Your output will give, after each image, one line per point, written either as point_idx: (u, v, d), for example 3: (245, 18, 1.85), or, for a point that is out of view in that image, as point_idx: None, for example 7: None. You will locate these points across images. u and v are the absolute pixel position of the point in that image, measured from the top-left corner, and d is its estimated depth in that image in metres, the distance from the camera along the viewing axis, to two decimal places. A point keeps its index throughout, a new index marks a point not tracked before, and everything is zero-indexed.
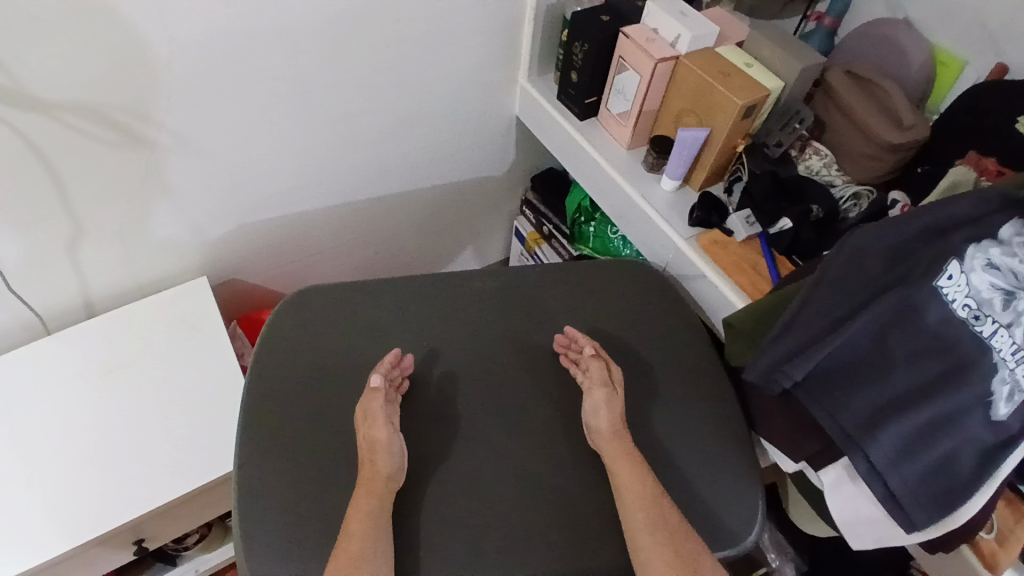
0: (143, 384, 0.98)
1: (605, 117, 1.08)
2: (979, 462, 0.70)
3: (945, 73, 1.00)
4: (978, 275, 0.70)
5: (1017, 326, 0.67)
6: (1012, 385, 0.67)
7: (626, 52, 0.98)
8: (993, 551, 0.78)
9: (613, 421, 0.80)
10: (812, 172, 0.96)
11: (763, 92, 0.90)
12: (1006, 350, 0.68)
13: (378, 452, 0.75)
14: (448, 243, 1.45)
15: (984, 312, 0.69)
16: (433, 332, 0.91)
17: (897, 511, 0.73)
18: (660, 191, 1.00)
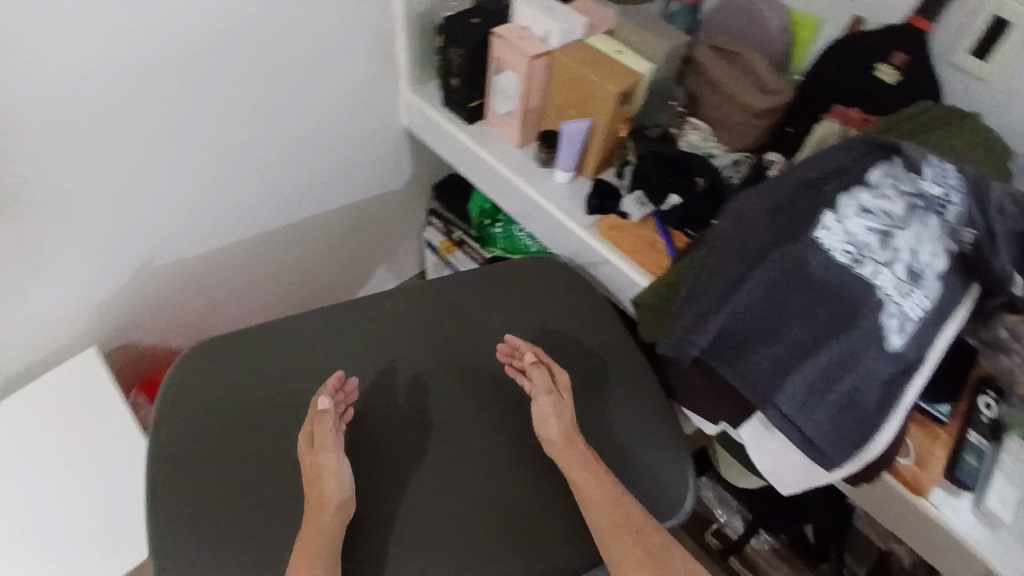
0: (46, 473, 0.96)
1: (493, 118, 1.08)
2: (881, 393, 0.75)
3: (804, 34, 1.00)
4: (853, 220, 0.74)
5: (894, 262, 0.73)
6: (899, 317, 0.73)
7: (500, 53, 0.98)
8: (915, 473, 0.79)
9: (564, 427, 0.80)
10: (694, 146, 0.97)
11: (636, 77, 0.92)
12: (890, 285, 0.73)
13: (325, 482, 0.73)
14: (360, 264, 1.42)
15: (864, 254, 0.73)
16: (346, 361, 0.89)
17: (817, 454, 0.76)
18: (554, 184, 1.02)
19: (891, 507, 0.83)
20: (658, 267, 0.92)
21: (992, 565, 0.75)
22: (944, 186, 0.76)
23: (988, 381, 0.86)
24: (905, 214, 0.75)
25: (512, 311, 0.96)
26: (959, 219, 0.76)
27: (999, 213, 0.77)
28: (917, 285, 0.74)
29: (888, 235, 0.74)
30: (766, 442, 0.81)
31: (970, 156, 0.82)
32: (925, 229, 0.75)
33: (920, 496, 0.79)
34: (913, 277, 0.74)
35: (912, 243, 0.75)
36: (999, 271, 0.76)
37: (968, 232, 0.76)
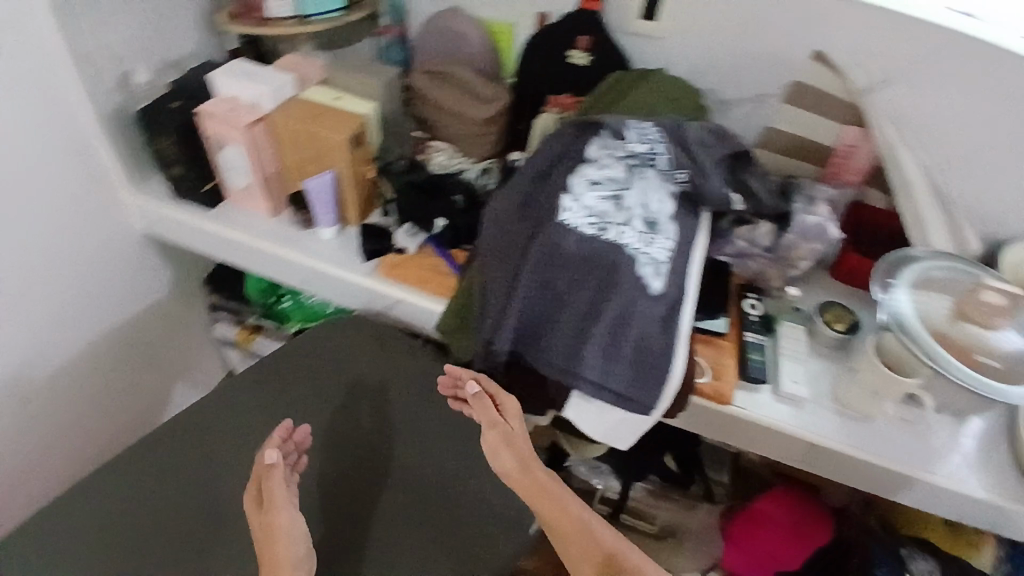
0: None
1: (235, 195, 1.02)
2: (662, 332, 0.81)
3: (502, 39, 1.04)
4: (586, 195, 0.83)
5: (630, 220, 0.82)
6: (650, 264, 0.82)
7: (214, 130, 0.93)
8: (715, 386, 0.84)
9: (518, 459, 0.80)
10: (444, 167, 1.00)
11: (359, 119, 0.92)
12: (633, 240, 0.82)
13: (276, 544, 0.73)
14: (157, 384, 1.29)
15: (606, 220, 0.82)
16: (162, 507, 0.83)
17: (631, 405, 0.81)
18: (323, 242, 0.98)
19: (713, 423, 0.88)
20: (447, 289, 0.93)
21: (813, 440, 0.82)
22: (650, 140, 0.85)
23: (748, 285, 0.94)
24: (627, 175, 0.84)
25: (323, 382, 0.97)
26: (672, 164, 0.85)
27: (703, 146, 0.85)
28: (656, 232, 0.83)
29: (618, 198, 0.83)
30: (583, 409, 0.85)
31: (666, 111, 0.92)
32: (647, 182, 0.84)
33: (726, 404, 0.85)
34: (650, 226, 0.83)
35: (640, 198, 0.84)
36: (722, 199, 0.83)
37: (684, 171, 0.84)
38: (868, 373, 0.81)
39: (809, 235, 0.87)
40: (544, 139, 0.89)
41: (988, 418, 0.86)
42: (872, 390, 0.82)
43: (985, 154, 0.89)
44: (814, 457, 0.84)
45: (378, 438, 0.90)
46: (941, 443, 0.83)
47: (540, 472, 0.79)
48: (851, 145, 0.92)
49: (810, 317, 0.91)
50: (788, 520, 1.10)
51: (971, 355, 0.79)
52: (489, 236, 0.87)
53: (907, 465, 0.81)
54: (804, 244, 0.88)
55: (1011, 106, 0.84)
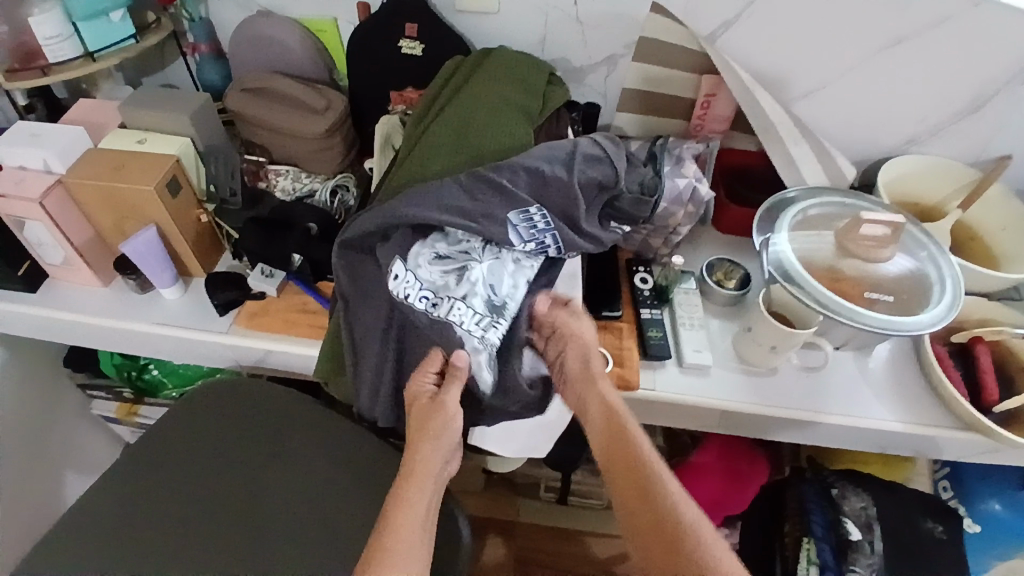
0: None
1: (58, 271, 0.88)
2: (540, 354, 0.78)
3: (328, 38, 0.95)
4: (423, 268, 0.70)
5: (470, 296, 0.69)
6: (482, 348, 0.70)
7: (4, 208, 0.79)
8: (619, 374, 0.80)
9: (588, 373, 0.73)
10: (291, 192, 0.91)
11: (171, 159, 0.81)
12: (467, 319, 0.69)
13: (422, 443, 0.70)
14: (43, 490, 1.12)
15: (442, 296, 0.70)
16: None
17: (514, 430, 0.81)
18: (169, 303, 0.87)
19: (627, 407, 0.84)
20: (319, 327, 0.84)
21: (720, 407, 0.81)
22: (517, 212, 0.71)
23: (634, 258, 0.91)
24: (482, 248, 0.71)
25: (205, 453, 0.88)
26: (529, 238, 0.71)
27: (587, 189, 0.74)
28: (500, 314, 0.70)
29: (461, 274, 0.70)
30: (490, 435, 0.80)
31: (519, 95, 0.85)
32: (501, 263, 0.71)
33: (632, 389, 0.80)
34: (495, 308, 0.70)
35: (488, 284, 0.70)
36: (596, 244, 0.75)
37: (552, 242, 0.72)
38: (764, 329, 0.79)
39: (682, 199, 0.84)
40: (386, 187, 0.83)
41: (887, 343, 0.88)
42: (770, 345, 0.79)
43: (837, 82, 0.87)
44: (730, 420, 0.84)
45: (281, 500, 0.85)
46: (846, 380, 0.84)
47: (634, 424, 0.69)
48: (710, 94, 0.91)
49: (700, 277, 0.90)
50: (726, 466, 1.05)
51: (859, 291, 0.78)
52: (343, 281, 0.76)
53: (818, 409, 0.81)
54: (681, 210, 0.85)
55: (852, 29, 0.82)
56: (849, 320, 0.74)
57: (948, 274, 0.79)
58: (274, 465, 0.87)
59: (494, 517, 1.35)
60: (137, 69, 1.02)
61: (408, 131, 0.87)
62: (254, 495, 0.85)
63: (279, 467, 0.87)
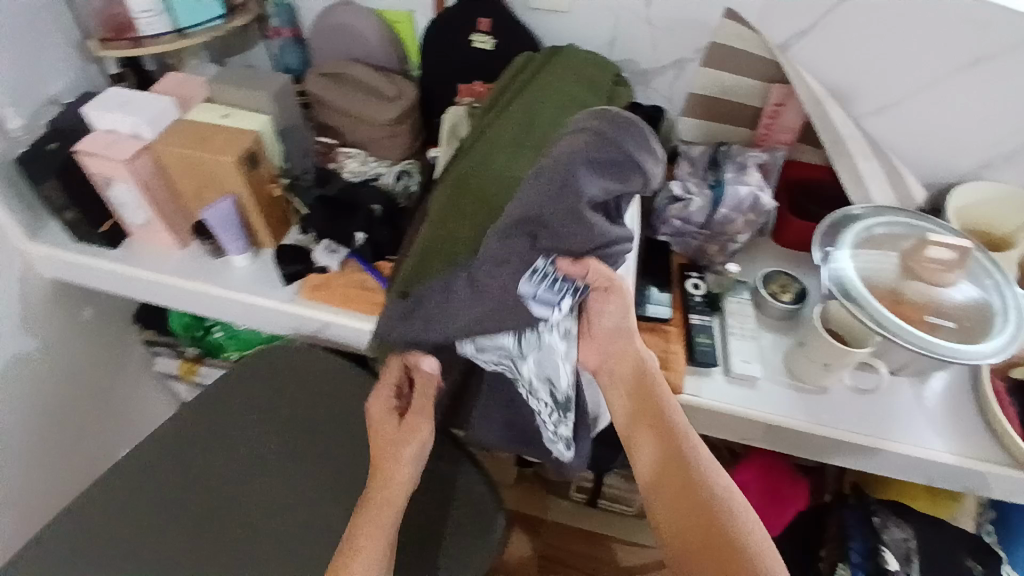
0: None
1: (138, 232, 0.94)
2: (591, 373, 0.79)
3: (404, 30, 0.98)
4: (486, 354, 0.70)
5: (535, 393, 0.72)
6: (559, 437, 0.76)
7: (97, 168, 0.85)
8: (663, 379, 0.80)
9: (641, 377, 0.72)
10: (358, 174, 0.94)
11: (251, 134, 0.85)
12: (545, 413, 0.74)
13: (393, 463, 0.73)
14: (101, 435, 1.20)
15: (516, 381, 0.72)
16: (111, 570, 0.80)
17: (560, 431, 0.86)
18: (237, 270, 0.92)
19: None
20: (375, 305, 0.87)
21: (767, 419, 0.80)
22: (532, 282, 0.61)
23: (688, 264, 0.91)
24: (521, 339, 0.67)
25: (252, 417, 0.93)
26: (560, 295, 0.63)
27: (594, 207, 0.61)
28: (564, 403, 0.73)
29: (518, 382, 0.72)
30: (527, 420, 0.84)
31: (586, 95, 0.87)
32: (550, 350, 0.68)
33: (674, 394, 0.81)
34: (558, 399, 0.72)
35: (547, 381, 0.71)
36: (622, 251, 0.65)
37: (577, 283, 0.64)
38: (819, 346, 0.78)
39: (743, 208, 0.84)
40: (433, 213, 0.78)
41: (944, 373, 0.85)
42: (823, 362, 0.78)
43: (911, 99, 0.85)
44: (772, 434, 0.82)
45: (321, 468, 0.88)
46: (898, 406, 0.82)
47: (683, 431, 0.69)
48: (778, 104, 0.90)
49: (754, 288, 0.89)
50: (764, 485, 1.03)
51: (920, 315, 0.76)
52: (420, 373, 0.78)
53: (864, 433, 0.79)
54: (741, 218, 0.85)
55: (929, 46, 0.80)
56: (909, 343, 0.72)
57: (1013, 304, 0.77)
58: (317, 434, 0.91)
59: (523, 511, 1.36)
60: (223, 49, 1.08)
61: (477, 121, 0.88)
62: (295, 461, 0.89)
63: (323, 435, 0.91)
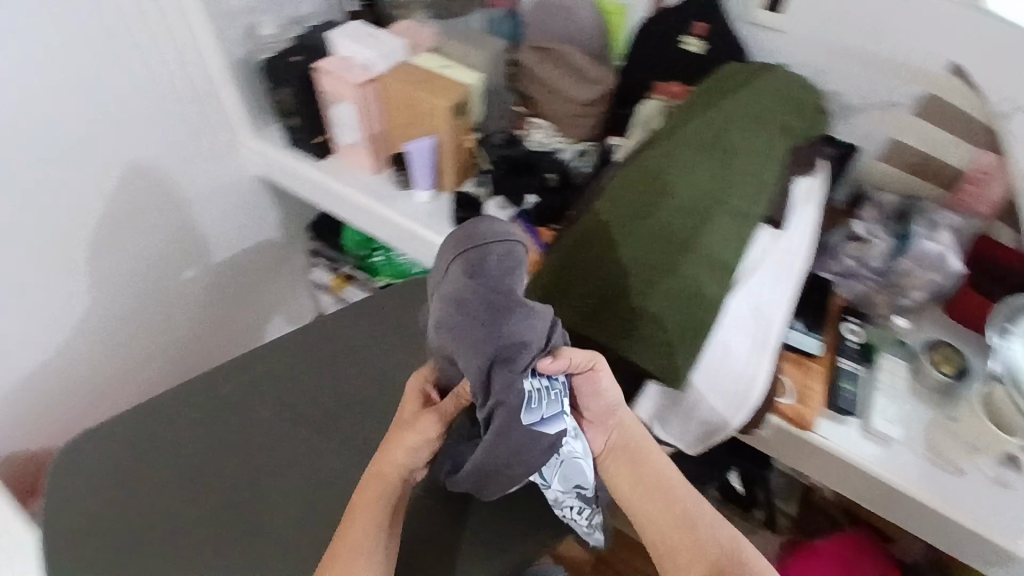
0: None
1: (341, 150, 1.06)
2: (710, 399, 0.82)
3: (615, 21, 1.04)
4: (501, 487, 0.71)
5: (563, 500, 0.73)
6: (593, 527, 0.79)
7: (330, 87, 0.97)
8: (796, 409, 0.81)
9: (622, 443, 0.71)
10: (540, 144, 0.98)
11: (466, 87, 0.93)
12: (572, 514, 0.76)
13: (394, 444, 0.70)
14: (250, 316, 1.37)
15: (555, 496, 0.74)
16: (247, 419, 0.91)
17: (678, 427, 0.88)
18: (417, 204, 1.02)
19: (789, 446, 0.84)
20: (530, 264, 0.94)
21: (892, 482, 0.77)
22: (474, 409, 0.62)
23: (848, 307, 0.90)
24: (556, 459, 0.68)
25: (383, 332, 1.01)
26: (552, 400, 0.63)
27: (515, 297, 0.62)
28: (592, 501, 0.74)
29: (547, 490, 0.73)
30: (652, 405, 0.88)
31: (785, 115, 0.88)
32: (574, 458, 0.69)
33: (806, 429, 0.80)
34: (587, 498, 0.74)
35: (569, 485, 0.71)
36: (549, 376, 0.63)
37: (559, 377, 0.64)
38: (971, 423, 0.76)
39: (928, 264, 0.82)
40: (604, 211, 0.85)
41: None
42: (972, 443, 0.76)
43: None
44: (885, 498, 0.79)
45: None
46: None
47: (688, 501, 0.69)
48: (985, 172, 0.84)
49: (913, 354, 0.86)
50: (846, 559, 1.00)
51: None
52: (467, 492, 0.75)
53: (997, 530, 0.73)
54: (921, 274, 0.83)
55: None
56: None
57: None
58: None
59: None
60: None
61: (672, 116, 0.91)
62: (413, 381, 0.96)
63: None
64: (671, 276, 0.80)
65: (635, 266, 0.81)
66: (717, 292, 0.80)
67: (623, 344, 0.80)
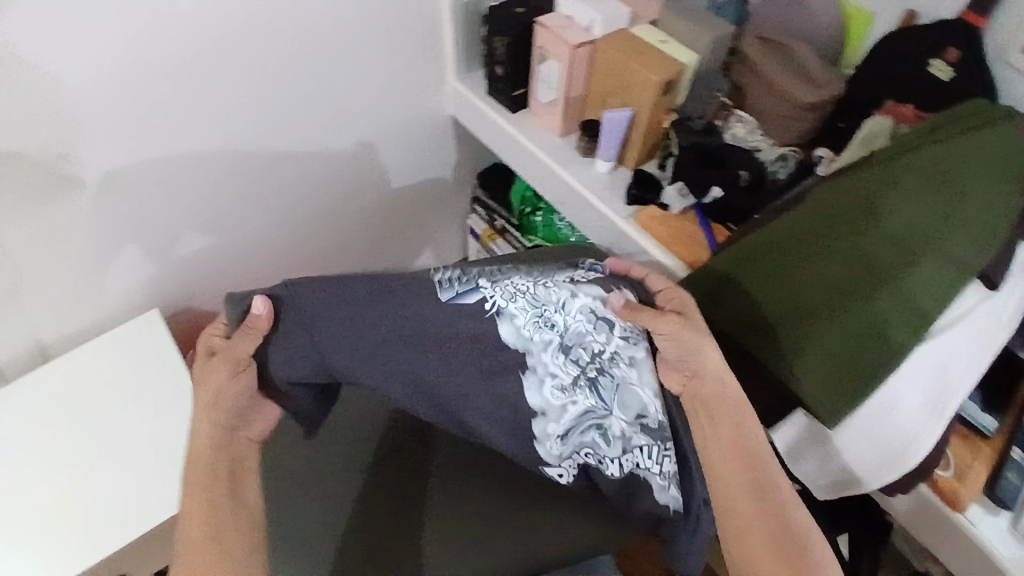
0: (90, 436, 0.96)
1: (536, 107, 1.09)
2: (861, 448, 0.80)
3: (855, 26, 1.00)
4: (555, 411, 0.73)
5: (627, 432, 0.73)
6: (669, 480, 0.74)
7: (544, 42, 0.99)
8: (954, 488, 0.79)
9: (721, 395, 0.73)
10: (739, 139, 0.95)
11: (679, 66, 0.92)
12: (643, 458, 0.74)
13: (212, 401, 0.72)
14: (405, 246, 1.45)
15: (603, 439, 0.74)
16: None
17: (816, 469, 0.85)
18: (596, 173, 1.02)
19: (922, 514, 0.83)
20: (694, 259, 0.92)
21: None
22: (453, 289, 0.72)
23: None
24: (614, 378, 0.73)
25: None
26: (608, 323, 0.73)
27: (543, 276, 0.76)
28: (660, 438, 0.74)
29: (594, 439, 0.74)
30: (796, 433, 0.85)
31: None
32: (635, 376, 0.73)
33: (956, 510, 0.79)
34: (654, 432, 0.73)
35: (626, 416, 0.73)
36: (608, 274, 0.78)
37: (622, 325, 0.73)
38: None
39: None
40: (799, 228, 0.82)
41: None
42: None
43: None
44: None
45: None
46: None
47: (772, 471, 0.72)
48: None
49: None
50: None
51: None
52: (518, 450, 0.73)
53: None
54: None
55: None
56: None
57: None
58: None
59: None
60: None
61: (901, 140, 0.83)
62: None
63: None
64: (857, 309, 0.76)
65: (821, 292, 0.78)
66: (908, 337, 0.75)
67: (787, 363, 0.78)
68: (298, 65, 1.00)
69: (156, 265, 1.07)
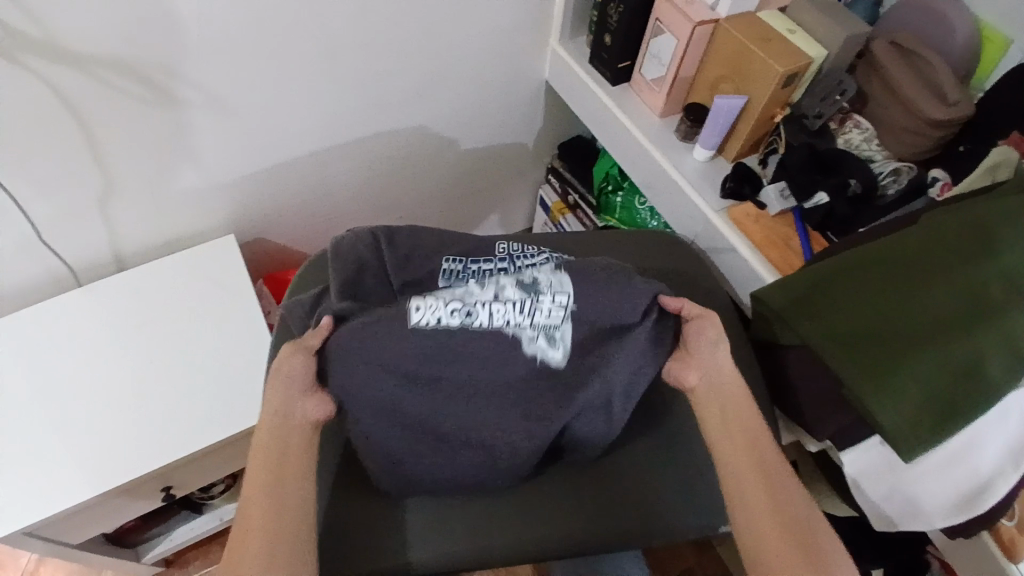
0: (154, 345, 0.98)
1: (639, 83, 1.05)
2: (932, 491, 0.75)
3: (989, 50, 0.92)
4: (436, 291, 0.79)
5: (494, 297, 0.70)
6: (536, 329, 0.70)
7: (664, 15, 0.94)
8: (1012, 536, 0.74)
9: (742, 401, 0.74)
10: (851, 147, 0.94)
11: (806, 59, 0.87)
12: (509, 313, 0.69)
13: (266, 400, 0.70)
14: (475, 205, 1.45)
15: (467, 300, 0.69)
16: None
17: (876, 505, 0.80)
18: (693, 160, 0.99)
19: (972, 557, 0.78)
20: (788, 264, 0.88)
21: None
22: (448, 279, 0.81)
23: None
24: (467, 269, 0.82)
25: None
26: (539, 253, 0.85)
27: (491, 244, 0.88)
28: (536, 290, 0.70)
29: (472, 302, 0.69)
30: (869, 461, 0.79)
31: None
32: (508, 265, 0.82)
33: (1009, 559, 0.74)
34: (527, 288, 0.70)
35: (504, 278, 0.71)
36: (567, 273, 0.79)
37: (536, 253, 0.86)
38: None
39: None
40: (906, 253, 0.75)
41: None
42: None
43: None
44: None
45: None
46: None
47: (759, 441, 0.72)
48: None
49: None
50: None
51: None
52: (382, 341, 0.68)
53: None
54: None
55: None
56: None
57: None
58: None
59: None
60: None
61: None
62: None
63: None
64: (956, 341, 0.69)
65: (919, 317, 0.71)
66: (1003, 381, 0.69)
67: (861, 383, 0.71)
68: (414, 9, 0.96)
69: (240, 188, 1.08)
